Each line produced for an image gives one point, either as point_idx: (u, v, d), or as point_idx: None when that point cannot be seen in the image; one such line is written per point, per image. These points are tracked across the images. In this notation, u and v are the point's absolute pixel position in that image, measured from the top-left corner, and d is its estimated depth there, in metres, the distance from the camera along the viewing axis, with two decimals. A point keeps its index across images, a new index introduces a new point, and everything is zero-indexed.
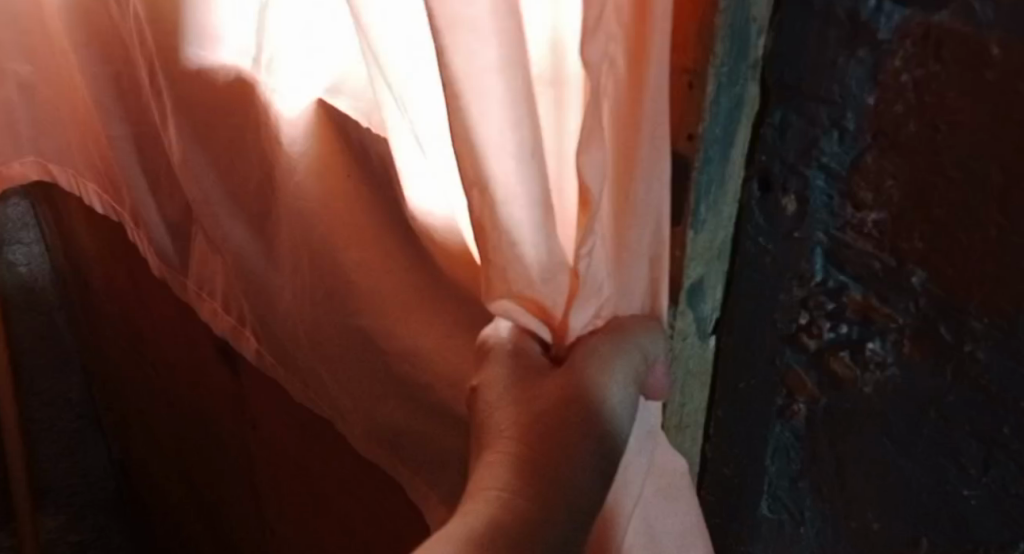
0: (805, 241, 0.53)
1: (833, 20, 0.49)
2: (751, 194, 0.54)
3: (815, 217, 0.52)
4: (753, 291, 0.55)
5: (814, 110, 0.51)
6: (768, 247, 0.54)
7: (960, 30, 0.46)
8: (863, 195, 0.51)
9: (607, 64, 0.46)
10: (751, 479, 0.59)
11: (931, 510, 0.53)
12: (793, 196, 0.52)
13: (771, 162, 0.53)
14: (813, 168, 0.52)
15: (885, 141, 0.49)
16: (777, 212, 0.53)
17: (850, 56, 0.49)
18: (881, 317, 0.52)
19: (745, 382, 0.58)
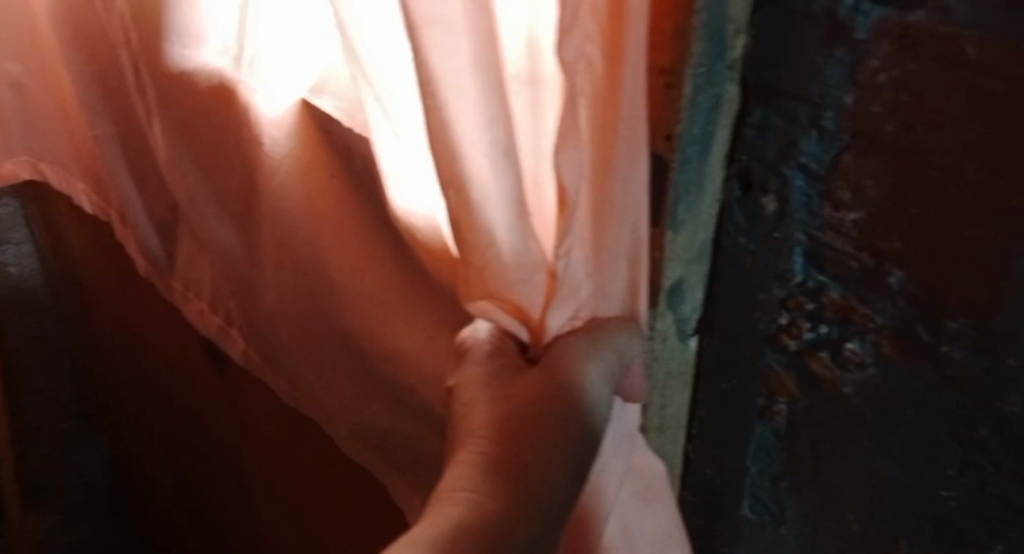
0: (785, 241, 0.53)
1: (812, 19, 0.48)
2: (731, 195, 0.53)
3: (794, 216, 0.52)
4: (733, 292, 0.55)
5: (793, 110, 0.50)
6: (749, 247, 0.54)
7: (936, 31, 0.46)
8: (842, 194, 0.50)
9: (583, 63, 0.45)
10: (732, 480, 0.59)
11: (910, 510, 0.53)
12: (772, 196, 0.52)
13: (750, 161, 0.52)
14: (792, 168, 0.51)
15: (863, 141, 0.49)
16: (757, 212, 0.53)
17: (828, 56, 0.48)
18: (859, 318, 0.52)
19: (726, 383, 0.57)
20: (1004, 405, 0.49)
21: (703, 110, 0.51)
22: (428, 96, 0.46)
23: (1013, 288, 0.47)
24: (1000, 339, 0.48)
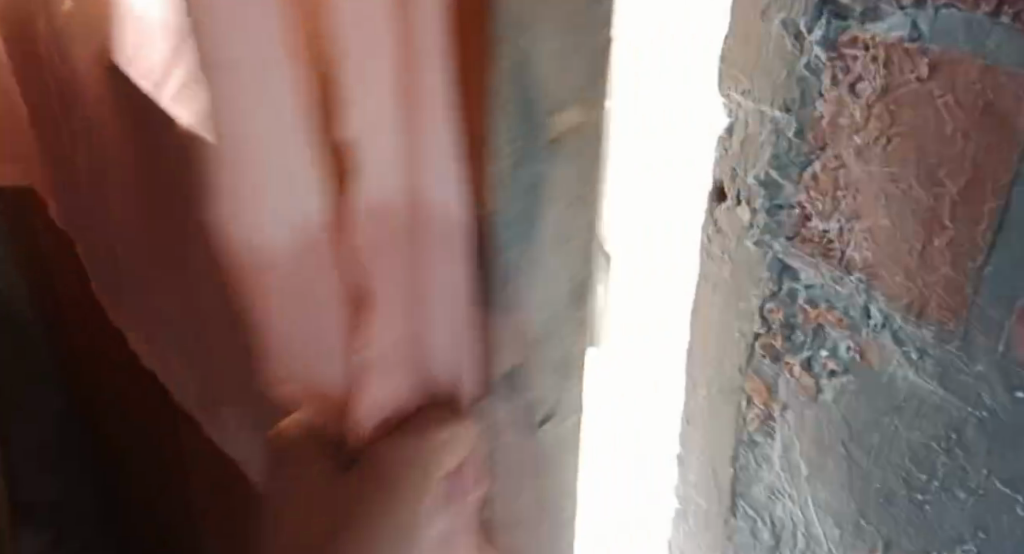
0: (761, 250, 0.56)
1: (779, 35, 0.52)
2: (713, 206, 0.58)
3: (769, 225, 0.55)
4: (714, 297, 0.59)
5: (765, 123, 0.53)
6: (726, 257, 0.58)
7: (896, 44, 0.48)
8: (815, 203, 0.53)
9: (378, 118, 0.48)
10: (714, 486, 0.62)
11: (884, 516, 0.55)
12: (746, 208, 0.56)
13: (729, 176, 0.56)
14: (768, 178, 0.54)
15: (830, 152, 0.51)
16: (735, 222, 0.57)
17: (796, 69, 0.51)
18: (837, 324, 0.54)
19: (709, 387, 0.61)
20: (977, 410, 0.50)
21: (522, 188, 0.51)
22: (222, 163, 0.47)
23: (981, 295, 0.48)
24: (967, 344, 0.49)
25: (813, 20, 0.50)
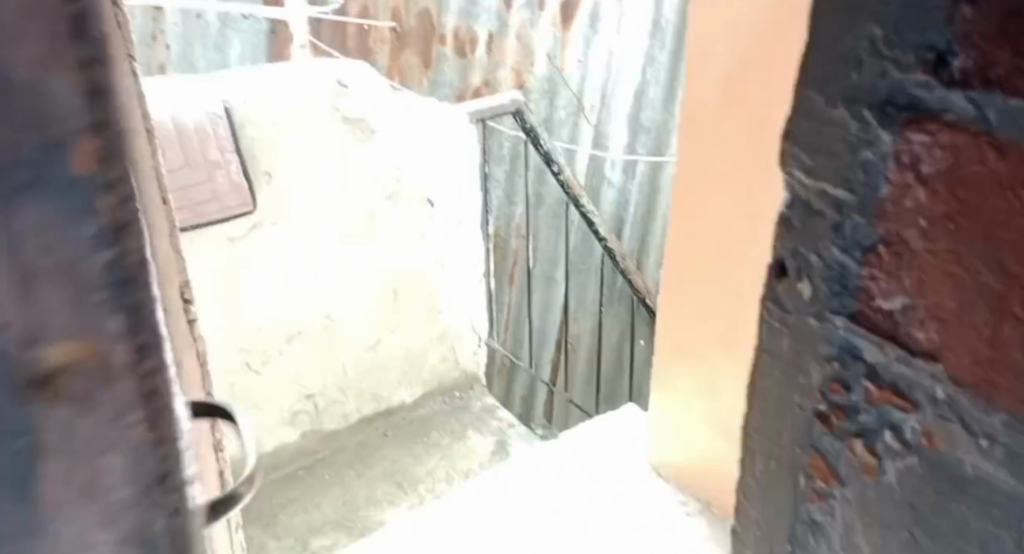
0: (836, 305, 0.70)
1: (862, 122, 0.66)
2: (798, 267, 0.72)
3: (843, 287, 0.69)
4: (801, 339, 0.73)
5: (843, 199, 0.68)
6: (809, 310, 0.72)
7: (960, 126, 0.61)
8: (879, 268, 0.67)
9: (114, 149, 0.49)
10: (815, 493, 0.75)
11: (970, 508, 0.67)
12: (807, 278, 0.72)
13: (806, 246, 0.71)
14: (843, 248, 0.69)
15: (892, 225, 0.66)
16: (806, 286, 0.72)
17: (865, 157, 0.66)
18: (913, 362, 0.66)
19: (802, 409, 0.75)
20: None
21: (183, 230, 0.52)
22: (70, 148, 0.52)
23: None
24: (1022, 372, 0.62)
25: (883, 116, 0.65)
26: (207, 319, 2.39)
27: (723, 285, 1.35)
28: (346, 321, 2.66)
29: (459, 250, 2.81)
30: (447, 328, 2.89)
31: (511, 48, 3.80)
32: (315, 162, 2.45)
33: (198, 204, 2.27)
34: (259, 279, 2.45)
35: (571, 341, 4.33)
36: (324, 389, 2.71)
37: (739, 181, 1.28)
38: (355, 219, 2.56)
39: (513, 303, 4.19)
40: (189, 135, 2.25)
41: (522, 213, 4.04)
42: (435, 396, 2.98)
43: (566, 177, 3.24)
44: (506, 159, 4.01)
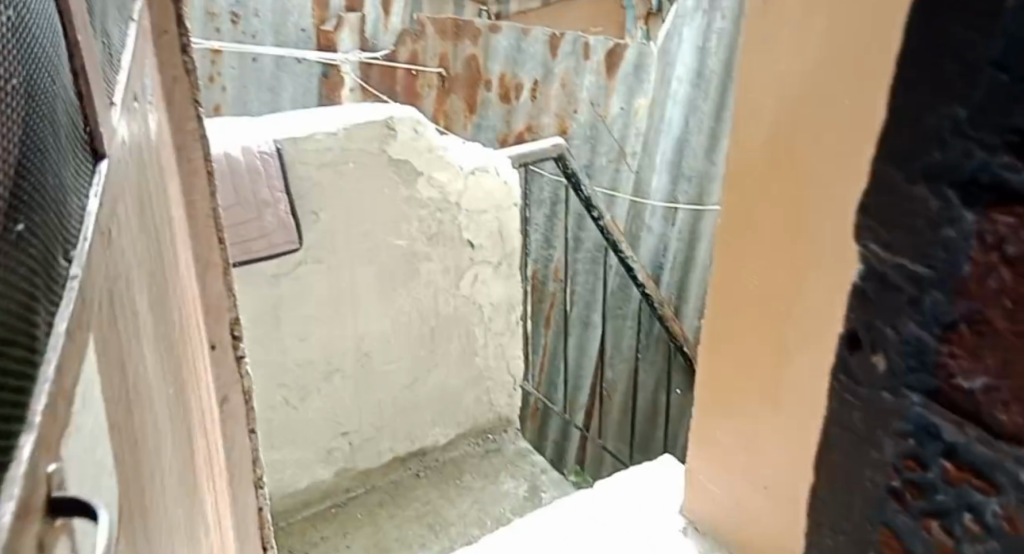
0: (905, 399, 0.60)
1: (941, 189, 0.57)
2: (864, 345, 0.63)
3: (913, 378, 0.60)
4: (863, 427, 0.64)
5: (917, 275, 0.59)
6: (873, 396, 0.63)
7: None
8: (956, 363, 0.57)
9: None
10: None
11: None
12: (882, 355, 0.62)
13: (876, 323, 0.62)
14: (914, 332, 0.59)
15: (972, 314, 0.56)
16: (876, 368, 0.63)
17: (941, 230, 0.57)
18: (986, 477, 0.57)
19: (859, 509, 0.66)
20: None
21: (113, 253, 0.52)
22: None
23: None
24: None
25: (963, 186, 0.56)
26: (253, 354, 2.42)
27: (779, 396, 0.92)
28: (383, 360, 2.65)
29: (497, 292, 2.81)
30: (483, 370, 2.88)
31: (554, 94, 3.80)
32: (360, 202, 2.45)
33: (247, 239, 2.30)
34: (300, 315, 2.46)
35: (606, 387, 4.31)
36: (359, 427, 2.70)
37: (785, 255, 0.86)
38: (397, 258, 2.56)
39: (549, 344, 4.07)
40: (241, 173, 2.28)
41: (561, 256, 4.05)
42: (468, 438, 2.95)
43: (606, 222, 3.23)
44: (546, 204, 4.01)
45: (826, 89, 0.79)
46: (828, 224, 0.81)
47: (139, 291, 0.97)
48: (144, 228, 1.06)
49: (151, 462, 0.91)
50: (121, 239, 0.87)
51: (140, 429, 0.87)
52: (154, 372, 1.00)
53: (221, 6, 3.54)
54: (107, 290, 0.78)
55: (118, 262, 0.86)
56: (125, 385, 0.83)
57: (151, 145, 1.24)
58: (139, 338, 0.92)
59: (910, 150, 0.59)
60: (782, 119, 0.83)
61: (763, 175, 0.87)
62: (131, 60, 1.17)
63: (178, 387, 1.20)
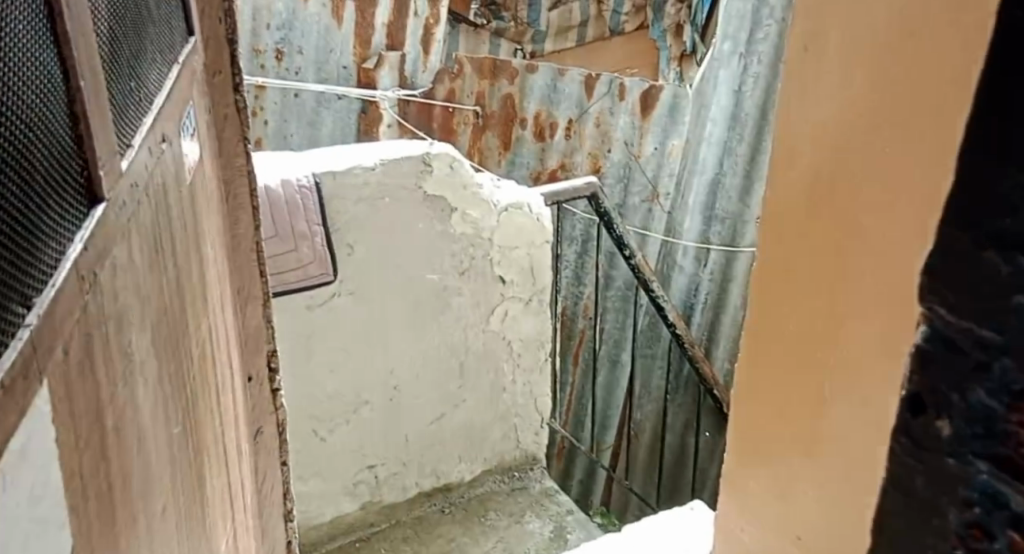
0: (966, 468, 0.60)
1: (1012, 254, 0.56)
2: (914, 410, 0.63)
3: (973, 448, 0.59)
4: (916, 494, 0.63)
5: (979, 342, 0.58)
6: (925, 464, 0.62)
7: None
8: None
9: None
10: None
11: None
12: (945, 421, 0.61)
13: (931, 388, 0.61)
14: (977, 402, 0.59)
15: None
16: (933, 433, 0.62)
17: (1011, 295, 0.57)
18: None
19: None
20: None
21: None
22: None
23: None
24: None
25: None
26: (286, 383, 2.44)
27: (813, 474, 0.76)
28: (412, 394, 2.64)
29: (528, 329, 2.78)
30: (511, 406, 2.85)
31: (588, 133, 3.83)
32: (393, 235, 2.45)
33: (284, 271, 2.31)
34: (331, 347, 2.46)
35: (634, 426, 4.30)
36: (386, 460, 2.69)
37: (826, 304, 0.72)
38: (429, 291, 2.56)
39: (577, 384, 4.11)
40: (280, 206, 2.28)
41: (591, 294, 4.03)
42: (493, 474, 2.91)
43: (637, 260, 3.21)
44: (577, 241, 3.99)
45: (874, 113, 0.66)
46: (895, 253, 0.66)
47: (138, 333, 1.10)
48: (157, 273, 1.19)
49: (128, 492, 1.03)
50: (112, 281, 1.01)
51: (116, 462, 1.00)
52: (148, 408, 1.12)
53: (266, 43, 3.62)
54: (84, 340, 0.92)
55: (107, 307, 0.99)
56: (100, 425, 0.96)
57: (161, 189, 1.25)
58: (128, 376, 1.06)
59: (979, 215, 0.58)
60: (839, 124, 0.69)
61: (814, 192, 0.72)
62: (148, 111, 1.23)
63: (165, 435, 1.20)
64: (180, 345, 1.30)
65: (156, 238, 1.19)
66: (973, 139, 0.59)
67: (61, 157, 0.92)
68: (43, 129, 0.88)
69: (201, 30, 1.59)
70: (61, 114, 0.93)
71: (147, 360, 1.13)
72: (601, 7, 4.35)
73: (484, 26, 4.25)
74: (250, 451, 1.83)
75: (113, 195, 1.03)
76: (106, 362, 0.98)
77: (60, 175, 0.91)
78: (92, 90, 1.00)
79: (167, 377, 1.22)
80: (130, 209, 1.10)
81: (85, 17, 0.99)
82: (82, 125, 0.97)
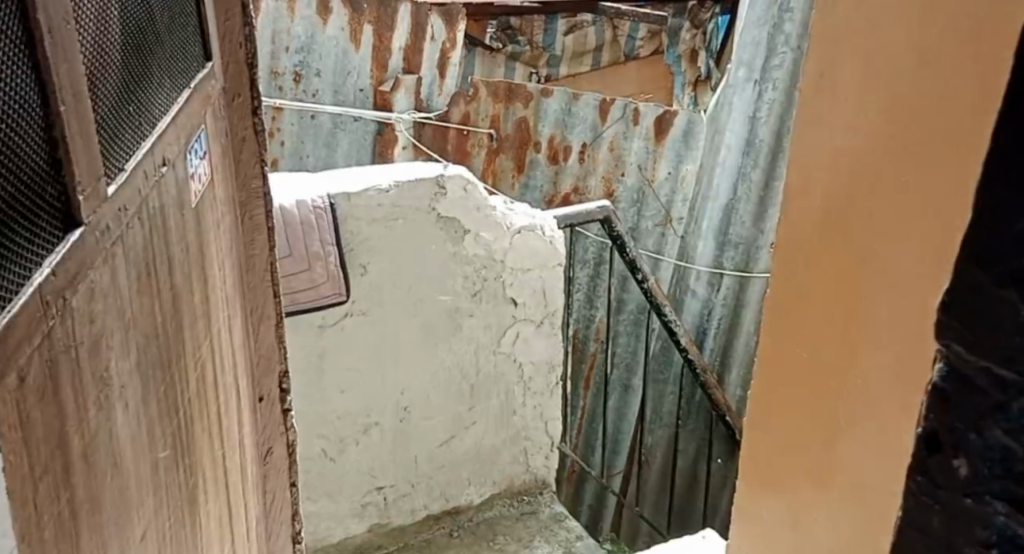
0: (981, 507, 0.61)
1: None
2: (928, 450, 0.63)
3: (988, 487, 0.60)
4: (929, 533, 0.64)
5: (994, 382, 0.59)
6: (939, 503, 0.63)
7: None
8: None
9: None
10: None
11: None
12: (961, 460, 0.61)
13: (944, 428, 0.62)
14: (991, 441, 0.60)
15: None
16: (947, 472, 0.62)
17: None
18: None
19: None
20: None
21: None
22: None
23: None
24: None
25: None
26: (297, 404, 2.43)
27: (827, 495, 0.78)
28: (422, 415, 2.64)
29: (539, 351, 2.77)
30: (521, 429, 2.84)
31: (601, 157, 3.85)
32: (406, 256, 2.45)
33: (295, 291, 2.31)
34: (342, 367, 2.46)
35: (645, 452, 4.29)
36: (395, 482, 2.68)
37: (841, 333, 0.75)
38: (441, 312, 2.56)
39: (588, 407, 4.10)
40: (294, 225, 2.29)
41: (603, 317, 4.03)
42: (503, 498, 2.89)
43: (650, 284, 3.20)
44: (589, 265, 3.99)
45: (881, 157, 0.71)
46: (910, 277, 0.69)
47: (118, 357, 1.10)
48: (144, 296, 1.19)
49: (95, 518, 1.04)
50: (88, 305, 1.02)
51: (82, 488, 1.00)
52: (126, 434, 1.13)
53: (284, 65, 3.53)
54: (46, 365, 0.92)
55: (80, 331, 1.00)
56: (66, 451, 0.97)
57: (159, 213, 1.26)
58: (104, 401, 1.06)
59: (996, 252, 0.59)
60: (857, 158, 0.73)
61: (828, 221, 0.76)
62: (148, 133, 1.24)
63: (149, 462, 1.20)
64: (174, 368, 1.30)
65: (146, 262, 1.20)
66: (993, 174, 0.60)
67: (33, 183, 0.93)
68: (12, 152, 0.89)
69: (222, 55, 1.61)
70: (37, 138, 0.94)
71: (128, 385, 1.13)
72: (616, 33, 4.37)
73: (500, 50, 4.19)
74: (258, 473, 1.83)
75: (94, 218, 1.04)
76: (74, 388, 0.99)
77: (30, 201, 0.92)
78: (73, 112, 1.01)
79: (154, 400, 1.22)
80: (116, 233, 1.10)
81: (71, 42, 1.00)
82: (61, 148, 0.98)
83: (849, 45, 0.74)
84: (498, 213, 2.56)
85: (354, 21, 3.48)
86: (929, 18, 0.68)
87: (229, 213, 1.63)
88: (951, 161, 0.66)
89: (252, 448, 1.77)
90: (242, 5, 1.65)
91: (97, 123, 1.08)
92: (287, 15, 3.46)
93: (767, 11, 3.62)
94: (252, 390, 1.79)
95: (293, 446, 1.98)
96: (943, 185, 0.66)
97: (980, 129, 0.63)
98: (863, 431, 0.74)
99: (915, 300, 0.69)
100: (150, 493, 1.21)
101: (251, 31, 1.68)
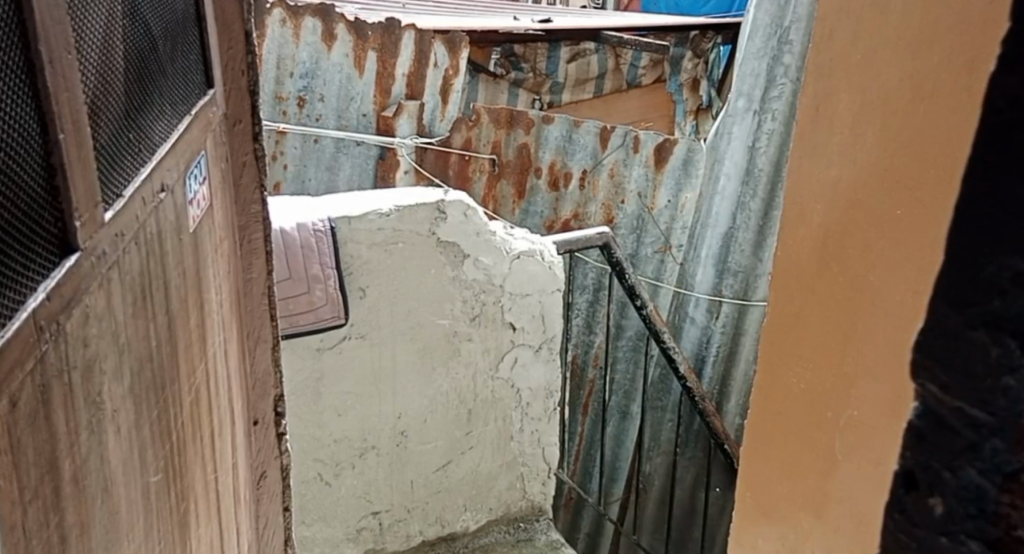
0: (955, 544, 0.67)
1: (1000, 344, 0.64)
2: (903, 491, 0.71)
3: (957, 523, 0.67)
4: None
5: (963, 429, 0.66)
6: (909, 542, 0.70)
7: None
8: (1009, 507, 0.65)
9: None
10: None
11: None
12: (938, 498, 0.68)
13: (915, 464, 0.69)
14: (959, 478, 0.67)
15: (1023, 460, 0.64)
16: (926, 510, 0.69)
17: (996, 382, 0.65)
18: None
19: None
20: None
21: None
22: None
23: None
24: None
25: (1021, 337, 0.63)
26: (291, 428, 2.43)
27: (825, 521, 0.78)
28: (420, 440, 2.63)
29: (537, 377, 2.76)
30: (517, 455, 2.83)
31: (602, 183, 3.89)
32: (406, 279, 2.46)
33: (295, 313, 2.33)
34: (339, 391, 2.46)
35: (642, 480, 4.30)
36: (391, 507, 2.67)
37: (834, 359, 0.76)
38: (440, 336, 2.56)
39: (585, 433, 4.12)
40: (295, 248, 2.31)
41: (601, 343, 4.03)
42: (498, 525, 2.86)
43: (649, 311, 3.18)
44: (589, 290, 3.99)
45: (879, 188, 0.72)
46: (903, 308, 0.70)
47: (111, 383, 1.11)
48: (139, 319, 1.19)
49: (83, 541, 1.04)
50: (82, 328, 1.02)
51: (71, 512, 1.01)
52: (118, 458, 1.13)
53: (288, 90, 3.51)
54: (38, 391, 0.93)
55: (74, 356, 1.01)
56: (56, 476, 0.97)
57: (156, 238, 1.27)
58: (96, 426, 1.07)
59: (972, 297, 0.66)
60: (849, 188, 0.74)
61: (824, 252, 0.76)
62: (148, 159, 1.25)
63: (140, 486, 1.21)
64: (168, 391, 1.31)
65: (141, 285, 1.20)
66: (973, 221, 0.66)
67: (30, 211, 0.94)
68: (8, 177, 0.90)
69: (224, 82, 1.63)
70: (35, 165, 0.95)
71: (121, 409, 1.14)
72: (619, 61, 4.43)
73: (503, 77, 4.09)
74: (251, 499, 1.83)
75: (90, 244, 1.05)
76: (64, 413, 0.99)
77: (27, 230, 0.93)
78: (73, 140, 1.02)
79: (148, 424, 1.23)
80: (112, 258, 1.11)
81: (72, 73, 1.02)
82: (59, 176, 0.99)
83: (843, 79, 0.75)
84: (498, 237, 2.57)
85: (357, 47, 3.50)
86: (920, 54, 0.70)
87: (228, 237, 1.64)
88: (945, 193, 0.68)
89: (246, 472, 1.78)
90: (245, 33, 1.66)
91: (96, 150, 1.09)
92: (292, 41, 3.45)
93: (767, 42, 3.69)
94: (247, 413, 1.80)
95: (287, 469, 1.96)
96: (936, 218, 0.68)
97: (964, 171, 0.66)
98: (859, 459, 0.74)
99: (913, 334, 0.69)
100: (142, 508, 1.21)
101: (255, 60, 1.69)
